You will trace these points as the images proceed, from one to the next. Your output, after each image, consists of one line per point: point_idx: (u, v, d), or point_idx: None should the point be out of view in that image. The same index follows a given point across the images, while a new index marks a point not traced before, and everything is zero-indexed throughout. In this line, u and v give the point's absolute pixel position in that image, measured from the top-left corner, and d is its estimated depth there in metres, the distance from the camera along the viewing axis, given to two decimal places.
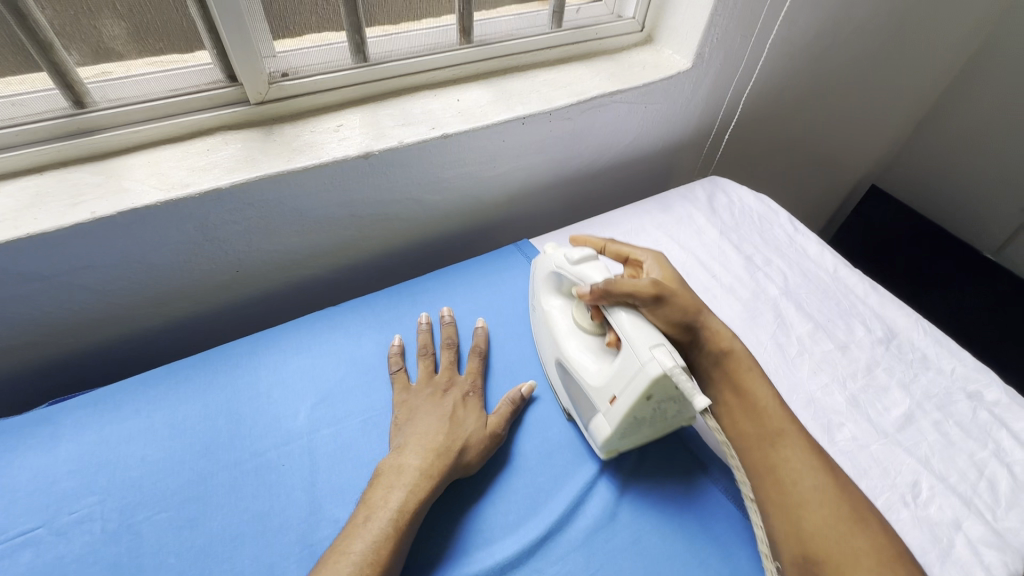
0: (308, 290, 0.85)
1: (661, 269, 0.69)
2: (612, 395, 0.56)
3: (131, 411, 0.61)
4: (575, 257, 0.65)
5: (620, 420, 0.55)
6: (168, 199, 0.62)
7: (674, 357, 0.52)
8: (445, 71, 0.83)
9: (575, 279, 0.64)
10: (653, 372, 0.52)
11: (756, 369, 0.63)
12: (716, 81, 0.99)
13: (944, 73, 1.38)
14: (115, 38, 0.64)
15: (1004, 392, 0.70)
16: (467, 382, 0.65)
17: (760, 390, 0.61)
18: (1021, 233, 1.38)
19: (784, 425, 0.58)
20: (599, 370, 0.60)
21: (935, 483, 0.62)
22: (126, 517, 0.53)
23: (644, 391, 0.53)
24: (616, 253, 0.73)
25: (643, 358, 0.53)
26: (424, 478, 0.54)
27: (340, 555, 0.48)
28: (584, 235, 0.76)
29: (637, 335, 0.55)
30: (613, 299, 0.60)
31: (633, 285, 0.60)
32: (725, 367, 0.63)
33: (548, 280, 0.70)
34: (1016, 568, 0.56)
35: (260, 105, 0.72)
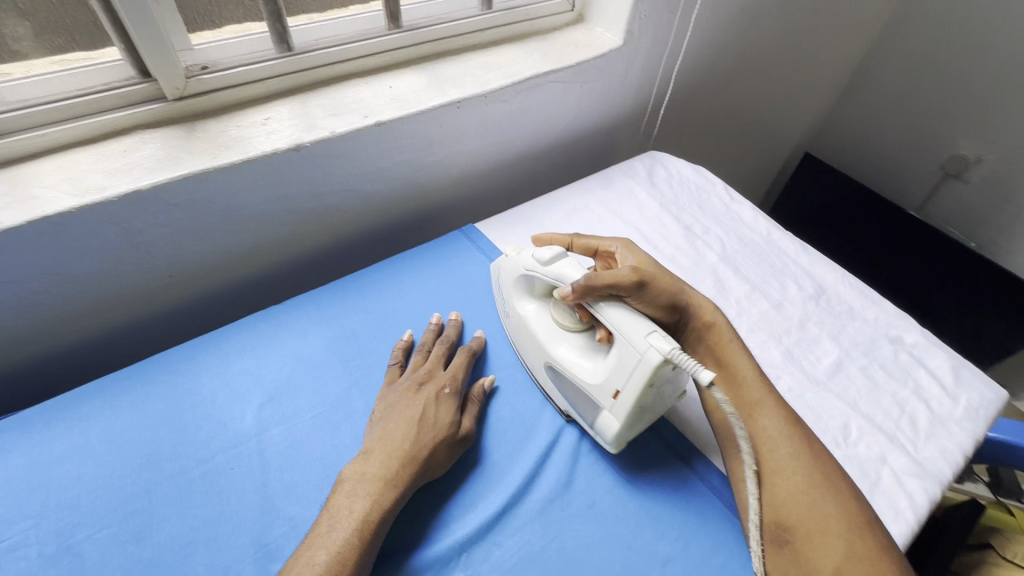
0: (248, 289, 0.83)
1: (634, 256, 0.70)
2: (615, 390, 0.55)
3: (61, 430, 0.58)
4: (546, 257, 0.63)
5: (628, 412, 0.54)
6: (84, 204, 0.59)
7: (670, 340, 0.52)
8: (375, 58, 0.81)
9: (551, 280, 0.63)
10: (655, 359, 0.51)
11: (737, 341, 0.66)
12: (648, 57, 1.01)
13: (863, 41, 1.45)
14: (16, 40, 0.61)
15: (920, 335, 0.77)
16: (445, 377, 0.63)
17: (739, 360, 0.64)
18: (939, 189, 1.48)
19: (761, 395, 0.61)
20: (595, 366, 0.59)
21: (863, 423, 0.67)
22: (65, 538, 0.51)
23: (648, 380, 0.52)
24: (585, 247, 0.74)
25: (641, 348, 0.52)
26: (388, 486, 0.52)
27: (305, 566, 0.46)
28: (546, 234, 0.75)
29: (628, 324, 0.55)
30: (598, 294, 0.59)
31: (612, 276, 0.60)
32: (706, 339, 0.67)
33: (518, 284, 0.68)
34: (935, 493, 0.61)
35: (178, 100, 0.68)
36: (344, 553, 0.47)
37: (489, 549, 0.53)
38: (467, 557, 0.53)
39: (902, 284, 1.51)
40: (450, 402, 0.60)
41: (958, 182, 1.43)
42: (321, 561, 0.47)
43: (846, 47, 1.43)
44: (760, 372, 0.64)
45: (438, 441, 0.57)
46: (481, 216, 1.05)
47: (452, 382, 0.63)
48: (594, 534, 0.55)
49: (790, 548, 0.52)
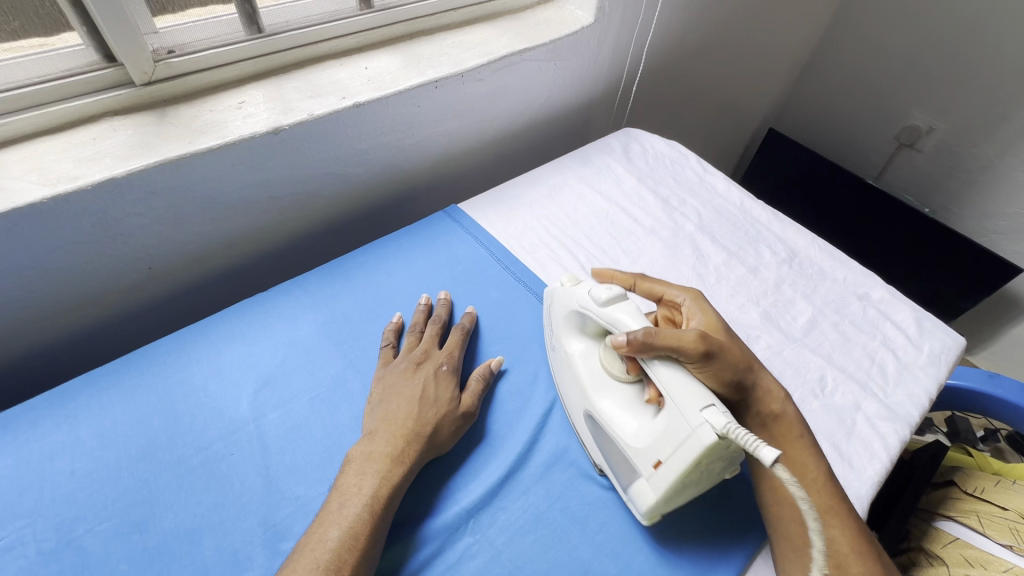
0: (230, 279, 0.81)
1: (702, 315, 0.63)
2: (657, 459, 0.49)
3: (49, 427, 0.56)
4: (603, 297, 0.57)
5: (666, 487, 0.48)
6: (56, 194, 0.57)
7: (729, 417, 0.45)
8: (348, 39, 0.80)
9: (605, 323, 0.57)
10: (708, 437, 0.45)
11: (808, 436, 0.58)
12: (619, 34, 1.03)
13: (820, 17, 1.50)
14: None
15: (886, 291, 0.82)
16: (442, 355, 0.64)
17: (810, 461, 0.56)
18: (895, 158, 1.55)
19: (830, 500, 0.53)
20: (638, 427, 0.53)
21: (838, 374, 0.71)
22: (63, 534, 0.50)
23: (696, 458, 0.46)
24: (648, 291, 0.69)
25: (693, 421, 0.46)
26: (396, 463, 0.53)
27: (317, 542, 0.47)
28: (610, 269, 0.72)
29: (684, 390, 0.48)
30: (655, 352, 0.52)
31: (677, 338, 0.52)
32: (771, 433, 0.57)
33: (571, 321, 0.63)
34: (905, 434, 0.66)
35: (147, 86, 0.66)
36: (356, 526, 0.48)
37: (496, 514, 0.55)
38: (474, 521, 0.54)
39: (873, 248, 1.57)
40: (449, 378, 0.62)
41: (912, 151, 1.50)
42: (333, 535, 0.47)
43: (805, 23, 1.48)
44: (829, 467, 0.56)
45: (441, 415, 0.58)
46: (461, 197, 1.05)
47: (450, 359, 0.64)
48: (595, 492, 0.57)
49: None
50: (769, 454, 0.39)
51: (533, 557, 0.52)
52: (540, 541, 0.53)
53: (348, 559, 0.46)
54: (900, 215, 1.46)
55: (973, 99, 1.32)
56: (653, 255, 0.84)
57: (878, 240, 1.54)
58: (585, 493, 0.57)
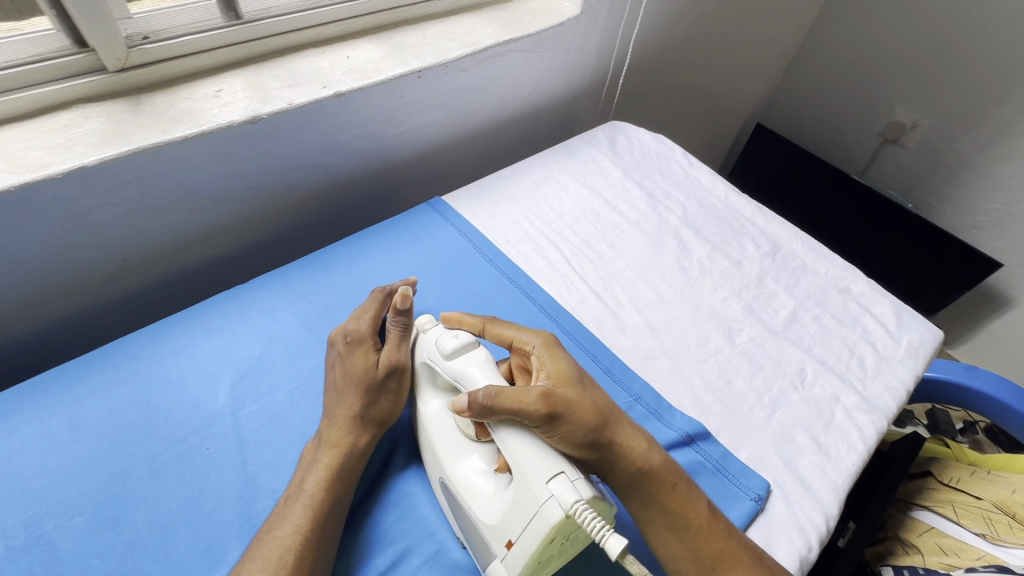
0: (210, 270, 0.80)
1: (553, 364, 0.53)
2: (508, 538, 0.45)
3: (20, 419, 0.55)
4: (449, 348, 0.53)
5: (521, 566, 0.44)
6: (25, 182, 0.55)
7: (576, 488, 0.42)
8: (330, 27, 0.79)
9: (453, 378, 0.52)
10: (555, 514, 0.41)
11: (681, 479, 0.51)
12: (606, 26, 1.02)
13: (807, 12, 1.50)
14: None
15: (866, 285, 0.82)
16: (348, 326, 0.59)
17: (692, 506, 0.50)
18: (879, 154, 1.57)
19: (723, 544, 0.49)
20: (491, 498, 0.48)
21: (818, 366, 0.72)
22: (34, 529, 0.49)
23: (547, 536, 0.42)
24: (498, 337, 0.58)
25: (541, 497, 0.43)
26: (338, 450, 0.53)
27: (268, 532, 0.47)
28: (457, 314, 0.61)
29: (533, 463, 0.45)
30: (497, 414, 0.48)
31: (516, 400, 0.47)
32: (640, 490, 0.50)
33: (422, 374, 0.57)
34: (882, 426, 0.67)
35: (120, 73, 0.65)
36: (303, 515, 0.48)
37: None
38: (443, 508, 0.54)
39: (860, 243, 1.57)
40: (358, 349, 0.57)
41: (895, 147, 1.51)
42: (281, 526, 0.47)
43: (793, 18, 1.48)
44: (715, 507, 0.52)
45: (360, 393, 0.55)
46: (448, 188, 1.05)
47: (355, 328, 0.59)
48: None
49: None
50: (617, 546, 0.39)
51: None
52: None
53: (293, 544, 0.46)
54: (889, 211, 1.47)
55: (955, 96, 1.34)
56: (636, 248, 0.84)
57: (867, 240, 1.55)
58: None
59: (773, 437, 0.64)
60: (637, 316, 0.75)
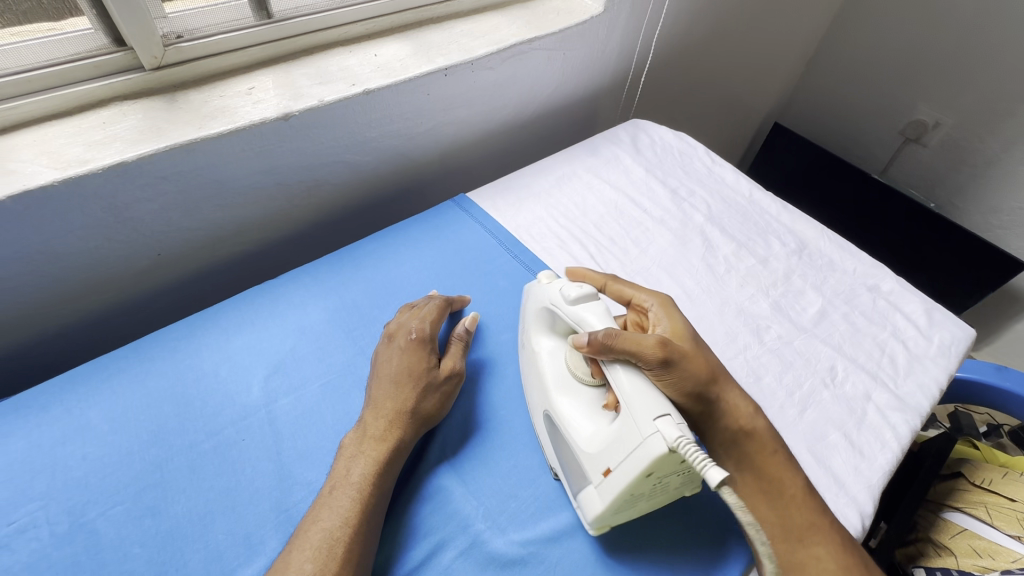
0: (239, 267, 0.81)
1: (669, 321, 0.60)
2: (607, 466, 0.47)
3: (60, 410, 0.56)
4: (573, 295, 0.57)
5: (613, 496, 0.46)
6: (66, 177, 0.56)
7: (681, 430, 0.43)
8: (358, 26, 0.79)
9: (573, 322, 0.57)
10: (657, 448, 0.43)
11: (782, 450, 0.56)
12: (628, 24, 1.02)
13: (827, 10, 1.49)
14: None
15: (896, 282, 0.81)
16: (411, 324, 0.62)
17: (788, 475, 0.54)
18: (901, 153, 1.55)
19: (812, 519, 0.52)
20: (593, 433, 0.51)
21: (848, 364, 0.71)
22: (76, 517, 0.49)
23: (645, 469, 0.44)
24: (618, 293, 0.66)
25: (645, 432, 0.44)
26: (384, 444, 0.53)
27: (310, 523, 0.48)
28: (583, 269, 0.70)
29: (641, 399, 0.46)
30: (614, 355, 0.51)
31: (638, 342, 0.50)
32: (742, 448, 0.56)
33: (540, 318, 0.62)
34: (916, 424, 0.66)
35: (156, 71, 0.66)
36: (350, 507, 0.48)
37: (508, 499, 0.55)
38: (478, 502, 0.54)
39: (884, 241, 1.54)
40: (422, 348, 0.60)
41: (917, 146, 1.50)
42: (327, 517, 0.48)
43: (813, 16, 1.47)
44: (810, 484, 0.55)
45: (418, 388, 0.57)
46: (469, 186, 1.05)
47: (420, 328, 0.62)
48: None
49: None
50: (716, 476, 0.39)
51: (544, 542, 0.52)
52: (551, 527, 0.53)
53: (341, 536, 0.46)
54: (913, 210, 1.44)
55: (979, 94, 1.32)
56: (662, 245, 0.83)
57: (888, 240, 1.53)
58: None
59: (804, 435, 0.64)
60: None
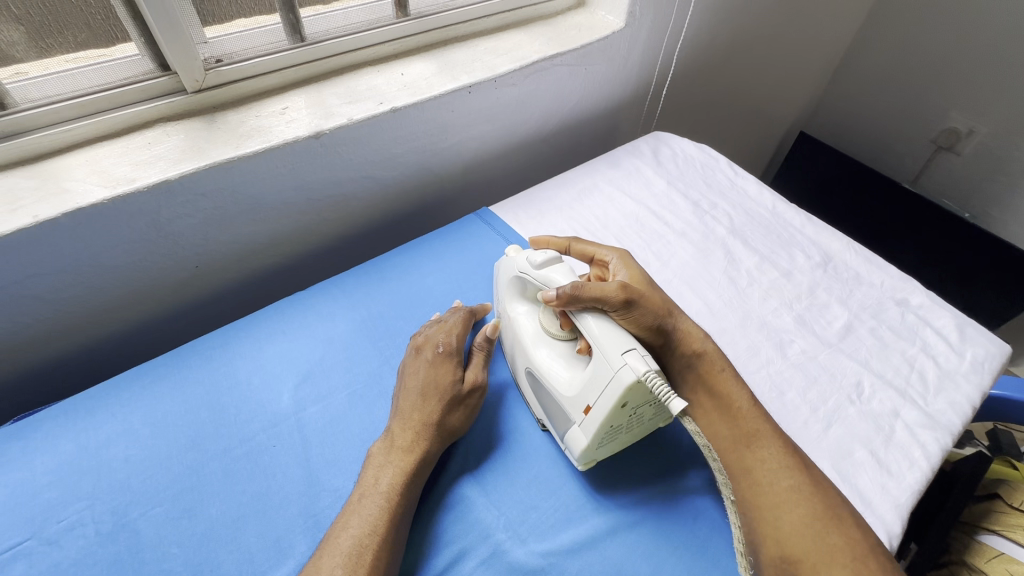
0: (271, 278, 0.84)
1: (627, 270, 0.66)
2: (587, 404, 0.52)
3: (106, 415, 0.59)
4: (539, 260, 0.61)
5: (596, 431, 0.52)
6: (115, 195, 0.60)
7: (647, 360, 0.49)
8: (386, 46, 0.82)
9: (541, 284, 0.60)
10: (628, 378, 0.48)
11: (728, 370, 0.60)
12: (650, 38, 1.03)
13: (853, 18, 1.47)
14: (11, 45, 0.59)
15: (926, 296, 0.79)
16: (438, 338, 0.64)
17: (736, 392, 0.58)
18: (933, 162, 1.51)
19: (759, 426, 0.56)
20: (572, 377, 0.56)
21: (875, 380, 0.70)
22: (119, 517, 0.52)
23: (619, 399, 0.49)
24: (581, 253, 0.70)
25: (616, 365, 0.49)
26: (412, 455, 0.55)
27: (339, 530, 0.49)
28: (545, 235, 0.72)
29: (608, 337, 0.52)
30: (582, 304, 0.56)
31: (601, 289, 0.56)
32: (693, 370, 0.60)
33: (512, 286, 0.65)
34: (947, 443, 0.64)
35: (198, 93, 0.69)
36: (378, 514, 0.50)
37: (529, 511, 0.56)
38: (499, 512, 0.55)
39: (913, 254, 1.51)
40: (449, 361, 0.62)
41: (950, 155, 1.46)
42: (356, 523, 0.49)
43: (837, 25, 1.45)
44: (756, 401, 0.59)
45: (444, 401, 0.59)
46: (492, 199, 1.07)
47: (447, 342, 0.63)
48: (623, 495, 0.58)
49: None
50: (678, 406, 0.46)
51: (564, 554, 0.53)
52: (570, 539, 0.54)
53: (369, 543, 0.48)
54: (947, 223, 1.41)
55: (1014, 101, 1.28)
56: (683, 257, 0.84)
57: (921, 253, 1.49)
58: (617, 491, 0.58)
59: (829, 451, 0.63)
60: None
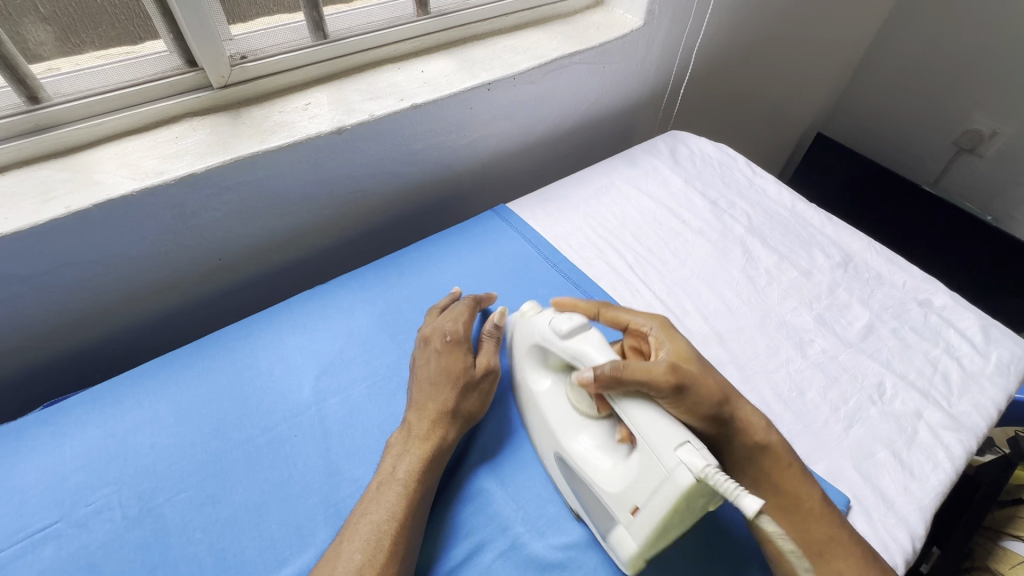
0: (291, 272, 0.85)
1: (671, 344, 0.59)
2: (635, 504, 0.46)
3: (132, 402, 0.60)
4: (563, 329, 0.55)
5: (646, 534, 0.45)
6: (144, 187, 0.61)
7: (705, 455, 0.42)
8: (406, 43, 0.83)
9: (568, 357, 0.55)
10: (686, 480, 0.42)
11: (795, 462, 0.55)
12: (668, 37, 1.03)
13: (874, 18, 1.46)
14: (40, 45, 0.60)
15: (949, 297, 0.78)
16: (446, 327, 0.64)
17: (806, 490, 0.53)
18: (954, 163, 1.49)
19: (834, 530, 0.51)
20: (613, 470, 0.49)
21: (897, 381, 0.69)
22: (145, 501, 0.53)
23: (676, 501, 0.42)
24: (613, 319, 0.64)
25: (669, 463, 0.43)
26: (429, 443, 0.55)
27: (358, 516, 0.50)
28: (570, 298, 0.66)
29: (657, 431, 0.45)
30: (625, 388, 0.49)
31: (648, 371, 0.49)
32: (758, 467, 0.54)
33: (534, 354, 0.61)
34: (970, 445, 0.63)
35: (223, 89, 0.71)
36: (396, 502, 0.50)
37: (546, 503, 0.56)
38: (518, 505, 0.55)
39: (943, 253, 1.46)
40: (457, 349, 0.62)
41: (972, 156, 1.44)
42: (374, 510, 0.50)
43: (857, 26, 1.44)
44: (827, 497, 0.54)
45: (457, 388, 0.59)
46: (509, 197, 1.08)
47: (454, 329, 0.63)
48: None
49: None
50: (753, 505, 0.38)
51: (582, 548, 0.53)
52: (590, 533, 0.54)
53: (388, 530, 0.49)
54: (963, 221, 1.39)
55: None
56: (701, 256, 0.83)
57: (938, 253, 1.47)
58: None
59: (851, 452, 0.62)
60: (703, 324, 0.74)
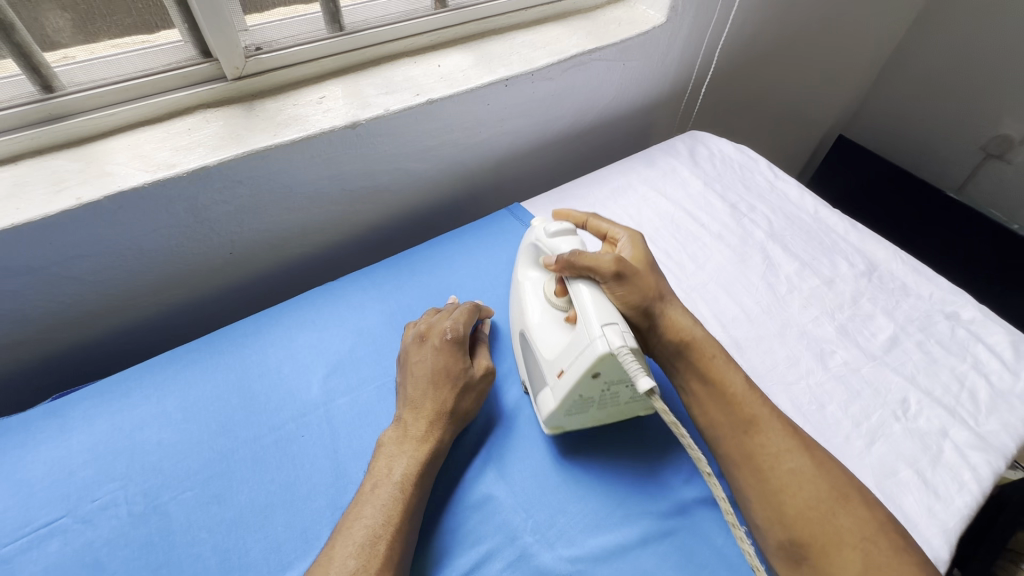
0: (302, 268, 0.84)
1: (632, 249, 0.66)
2: (561, 369, 0.54)
3: (140, 397, 0.60)
4: (552, 230, 0.63)
5: (564, 394, 0.53)
6: (156, 180, 0.61)
7: (625, 337, 0.50)
8: (423, 37, 0.81)
9: (549, 252, 0.63)
10: (601, 349, 0.49)
11: (722, 355, 0.60)
12: (691, 33, 1.00)
13: (903, 17, 1.41)
14: (58, 32, 0.60)
15: (979, 311, 0.75)
16: (446, 325, 0.62)
17: (730, 375, 0.58)
18: (980, 171, 1.45)
19: (757, 411, 0.56)
20: (556, 344, 0.57)
21: (922, 397, 0.66)
22: (151, 499, 0.53)
23: (590, 367, 0.50)
24: (596, 229, 0.71)
25: (593, 334, 0.51)
26: (426, 446, 0.54)
27: (353, 520, 0.49)
28: (566, 209, 0.73)
29: (596, 308, 0.53)
30: (575, 271, 0.58)
31: (595, 260, 0.58)
32: (685, 358, 0.60)
33: (528, 254, 0.67)
34: (999, 466, 0.61)
35: (237, 81, 0.69)
36: (391, 506, 0.49)
37: (556, 514, 0.54)
38: (526, 515, 0.54)
39: (965, 262, 1.42)
40: (457, 349, 0.61)
41: (1000, 163, 1.39)
42: (370, 514, 0.49)
43: (884, 26, 1.40)
44: (753, 383, 0.59)
45: (455, 387, 0.58)
46: (523, 196, 1.06)
47: (455, 328, 0.62)
48: (654, 505, 0.55)
49: (807, 567, 0.49)
50: (645, 384, 0.45)
51: (593, 561, 0.51)
52: (601, 546, 0.52)
53: (383, 535, 0.48)
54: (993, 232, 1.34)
55: None
56: (719, 261, 0.81)
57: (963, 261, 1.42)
58: (647, 497, 0.56)
59: (872, 470, 0.60)
60: (720, 332, 0.72)
